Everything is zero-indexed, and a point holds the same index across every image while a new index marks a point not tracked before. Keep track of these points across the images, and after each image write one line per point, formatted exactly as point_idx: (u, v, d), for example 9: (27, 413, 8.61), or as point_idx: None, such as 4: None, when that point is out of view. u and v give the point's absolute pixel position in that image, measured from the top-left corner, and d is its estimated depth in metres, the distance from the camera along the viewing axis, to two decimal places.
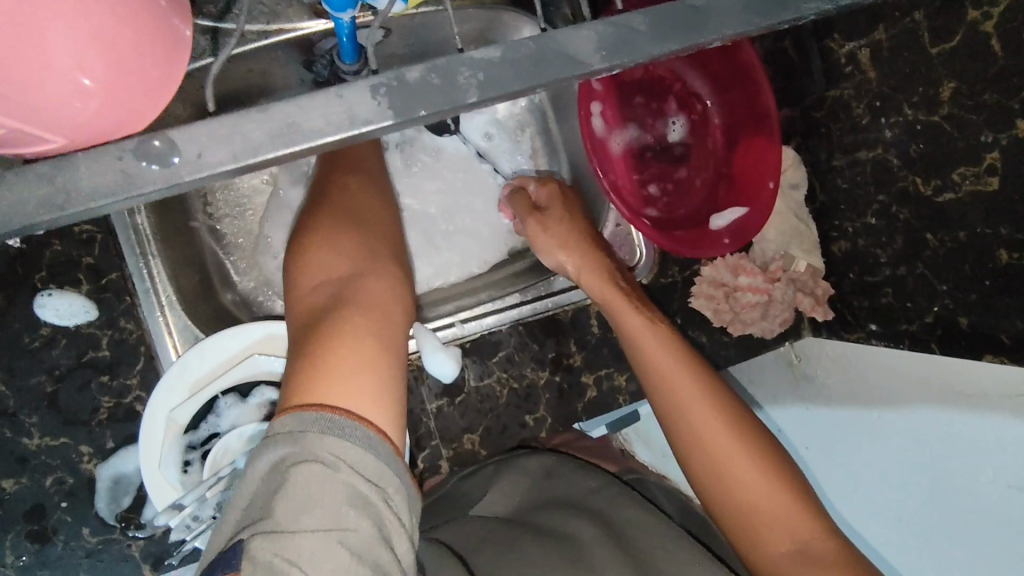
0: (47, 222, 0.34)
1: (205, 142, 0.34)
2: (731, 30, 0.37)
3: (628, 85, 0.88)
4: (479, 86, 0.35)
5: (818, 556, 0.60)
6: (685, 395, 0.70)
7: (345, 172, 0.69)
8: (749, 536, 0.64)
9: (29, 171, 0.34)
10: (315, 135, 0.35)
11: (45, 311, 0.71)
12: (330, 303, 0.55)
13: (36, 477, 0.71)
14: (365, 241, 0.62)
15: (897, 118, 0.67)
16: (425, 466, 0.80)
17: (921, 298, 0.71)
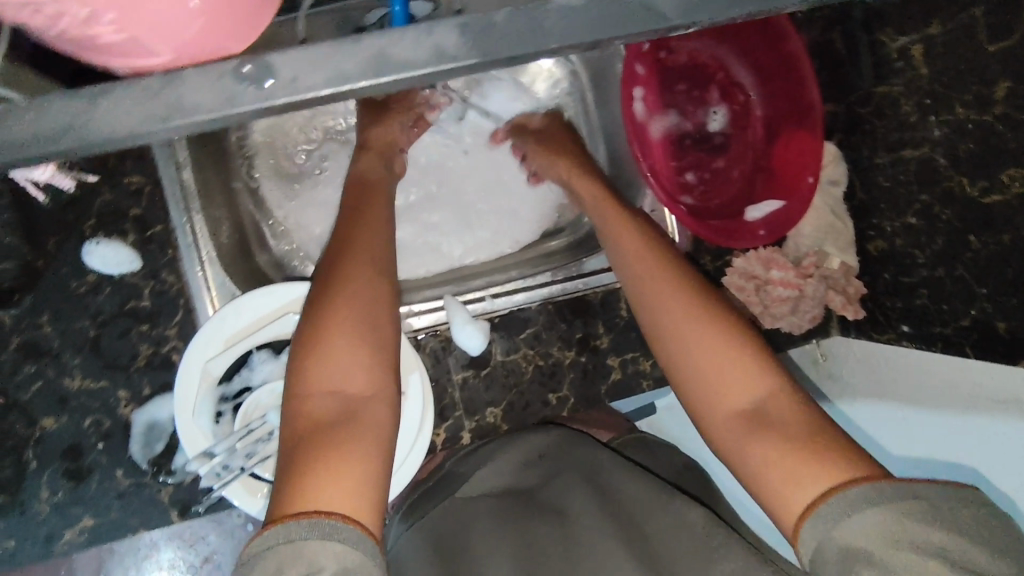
0: (147, 135, 0.32)
1: (300, 69, 0.33)
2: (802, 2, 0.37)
3: (671, 72, 0.88)
4: (558, 32, 0.33)
5: (777, 419, 0.57)
6: (662, 285, 0.68)
7: (359, 242, 0.69)
8: (716, 417, 0.60)
9: (136, 84, 0.32)
10: (400, 72, 0.33)
11: (92, 257, 0.73)
12: (334, 414, 0.57)
13: (75, 417, 0.73)
14: (377, 335, 0.63)
15: (947, 116, 0.66)
16: (447, 436, 0.81)
17: (958, 301, 0.70)
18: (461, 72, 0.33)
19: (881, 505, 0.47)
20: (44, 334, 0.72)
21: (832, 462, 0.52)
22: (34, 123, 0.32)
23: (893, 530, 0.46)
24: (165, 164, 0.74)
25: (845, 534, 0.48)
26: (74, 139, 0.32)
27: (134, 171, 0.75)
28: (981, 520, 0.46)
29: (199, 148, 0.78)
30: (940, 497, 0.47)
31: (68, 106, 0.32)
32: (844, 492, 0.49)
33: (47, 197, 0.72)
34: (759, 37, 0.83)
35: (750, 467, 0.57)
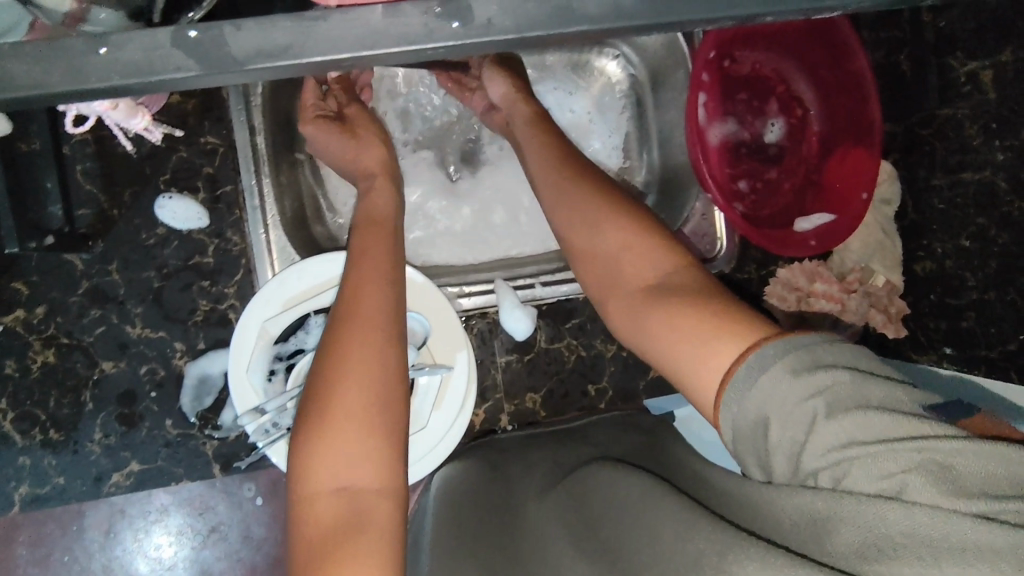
0: (353, 58, 0.33)
1: (496, 10, 0.33)
2: None
3: (734, 80, 0.89)
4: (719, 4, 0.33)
5: (679, 293, 0.53)
6: (599, 235, 0.61)
7: (365, 294, 0.59)
8: (633, 322, 0.55)
9: (354, 12, 0.32)
10: (585, 22, 0.33)
11: (163, 211, 0.75)
12: (338, 517, 0.50)
13: (132, 364, 0.75)
14: (387, 413, 0.54)
15: (1012, 142, 0.67)
16: (486, 417, 0.83)
17: (1006, 325, 0.71)
18: (638, 26, 0.33)
19: (771, 365, 0.41)
20: (112, 281, 0.75)
21: (733, 329, 0.47)
22: (254, 38, 0.32)
23: (779, 388, 0.40)
24: (240, 128, 0.76)
25: (751, 408, 0.42)
26: (291, 58, 0.32)
27: (210, 132, 0.77)
28: (858, 356, 0.41)
29: (272, 114, 0.80)
30: (824, 345, 0.41)
31: (290, 25, 0.32)
32: (759, 350, 0.43)
33: (134, 147, 0.75)
34: (825, 53, 0.84)
35: (675, 362, 0.50)
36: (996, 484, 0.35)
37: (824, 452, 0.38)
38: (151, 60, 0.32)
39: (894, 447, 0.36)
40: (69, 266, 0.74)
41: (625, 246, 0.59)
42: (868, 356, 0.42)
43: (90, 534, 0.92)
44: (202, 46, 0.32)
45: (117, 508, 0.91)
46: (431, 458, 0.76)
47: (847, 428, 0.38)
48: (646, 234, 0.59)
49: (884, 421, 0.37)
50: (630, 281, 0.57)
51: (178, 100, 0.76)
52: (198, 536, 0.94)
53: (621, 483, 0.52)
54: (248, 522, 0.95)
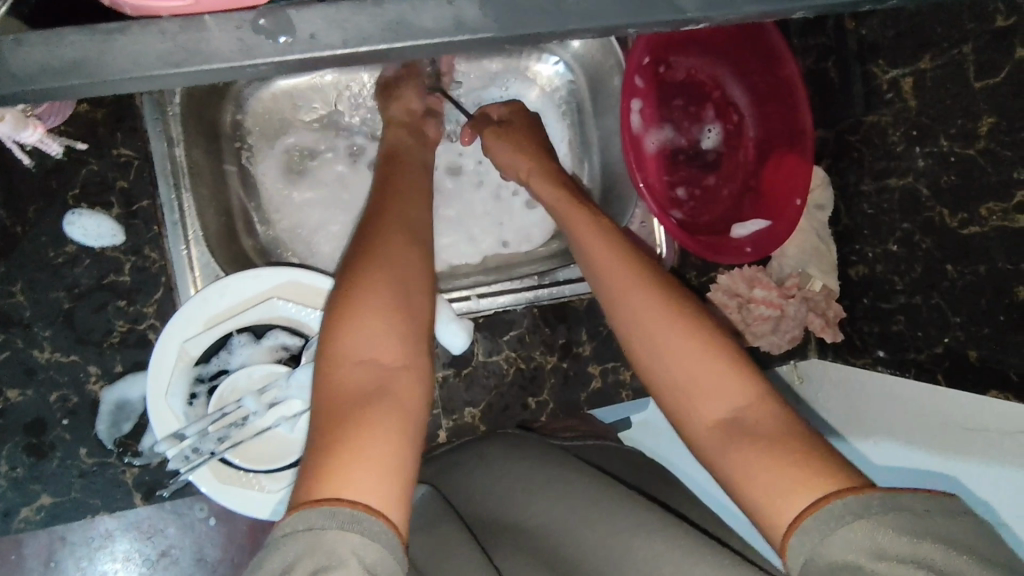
0: (166, 77, 0.32)
1: (321, 25, 0.32)
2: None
3: (670, 86, 0.89)
4: (576, 16, 0.33)
5: (758, 429, 0.52)
6: (658, 317, 0.59)
7: (389, 212, 0.66)
8: (704, 450, 0.55)
9: (155, 26, 0.32)
10: (425, 35, 0.33)
11: (73, 228, 0.71)
12: (364, 382, 0.52)
13: (41, 391, 0.71)
14: (412, 301, 0.58)
15: (932, 148, 0.68)
16: (424, 433, 0.81)
17: (933, 328, 0.72)
18: (482, 40, 0.33)
19: (869, 517, 0.42)
20: (16, 302, 0.70)
21: (817, 477, 0.47)
22: (42, 53, 0.31)
23: (877, 540, 0.42)
24: (156, 140, 0.73)
25: (839, 549, 0.43)
26: (86, 75, 0.31)
27: (124, 143, 0.73)
28: (975, 537, 0.41)
29: (190, 123, 0.76)
30: (944, 519, 0.42)
31: (84, 40, 0.31)
32: (829, 506, 0.45)
33: (32, 161, 0.71)
34: (756, 59, 0.84)
35: (747, 497, 0.51)
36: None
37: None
38: None
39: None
40: None
41: (696, 356, 0.57)
42: (989, 541, 0.42)
43: (31, 563, 0.91)
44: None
45: (58, 536, 0.91)
46: None
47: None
48: (713, 343, 0.57)
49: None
50: (695, 404, 0.56)
51: (87, 110, 0.72)
52: (147, 562, 0.93)
53: (624, 510, 0.58)
54: (200, 544, 0.95)
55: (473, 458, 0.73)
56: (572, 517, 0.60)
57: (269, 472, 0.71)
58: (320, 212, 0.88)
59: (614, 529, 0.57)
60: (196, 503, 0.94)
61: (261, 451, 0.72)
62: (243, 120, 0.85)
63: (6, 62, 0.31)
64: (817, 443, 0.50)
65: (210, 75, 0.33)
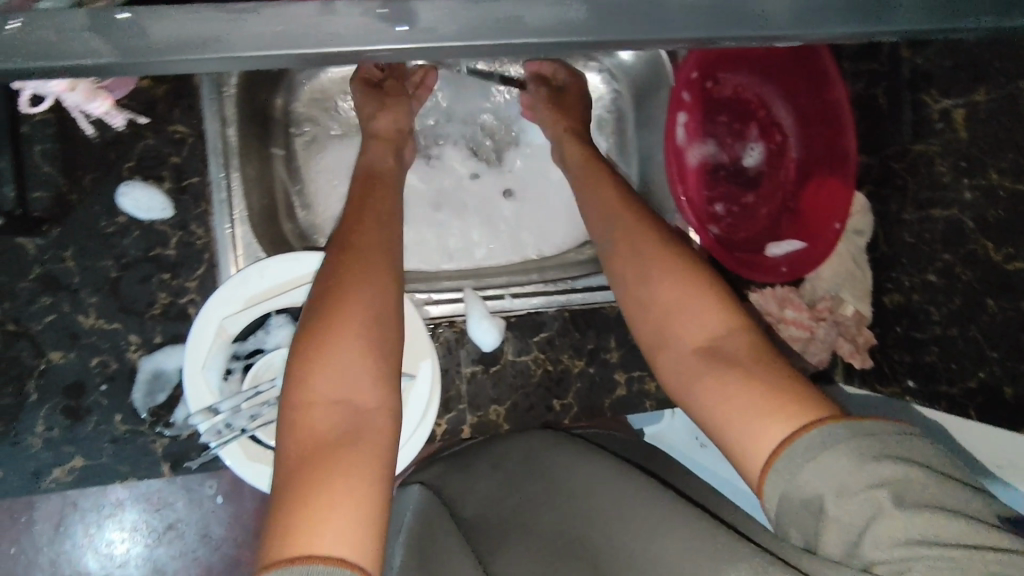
0: (288, 55, 0.33)
1: (440, 17, 0.33)
2: (913, 25, 0.35)
3: (716, 103, 0.89)
4: (676, 27, 0.34)
5: (730, 354, 0.54)
6: (647, 267, 0.63)
7: (365, 238, 0.64)
8: (679, 380, 0.57)
9: (275, 8, 0.33)
10: (532, 33, 0.33)
11: (125, 199, 0.73)
12: (336, 424, 0.52)
13: (83, 355, 0.73)
14: (384, 339, 0.58)
15: (980, 181, 0.68)
16: (448, 428, 0.82)
17: (968, 361, 0.71)
18: (582, 42, 0.34)
19: (839, 450, 0.42)
20: (65, 268, 0.72)
21: (794, 406, 0.48)
22: (181, 26, 0.32)
23: (844, 475, 0.41)
24: (211, 119, 0.74)
25: (808, 482, 0.43)
26: (219, 49, 0.32)
27: (180, 121, 0.75)
28: (934, 460, 0.42)
29: (244, 106, 0.78)
30: (899, 438, 0.42)
31: (213, 16, 0.32)
32: (795, 442, 0.45)
33: (95, 131, 0.73)
34: (804, 80, 0.85)
35: (722, 425, 0.52)
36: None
37: (888, 540, 0.38)
38: (63, 42, 0.31)
39: (965, 551, 0.36)
40: (22, 250, 0.71)
41: (679, 294, 0.60)
42: (946, 462, 0.42)
43: (41, 525, 0.93)
44: (123, 34, 0.32)
45: (70, 500, 0.93)
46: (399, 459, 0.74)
47: (914, 520, 0.38)
48: (699, 285, 0.60)
49: (958, 524, 0.37)
50: (674, 335, 0.59)
51: (148, 86, 0.74)
52: (153, 533, 0.95)
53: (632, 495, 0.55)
54: (207, 520, 0.96)
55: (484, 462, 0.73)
56: (565, 516, 0.59)
57: None
58: None
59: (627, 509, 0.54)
60: (207, 481, 0.96)
61: None
62: (291, 104, 0.86)
63: (144, 35, 0.32)
64: (795, 376, 0.51)
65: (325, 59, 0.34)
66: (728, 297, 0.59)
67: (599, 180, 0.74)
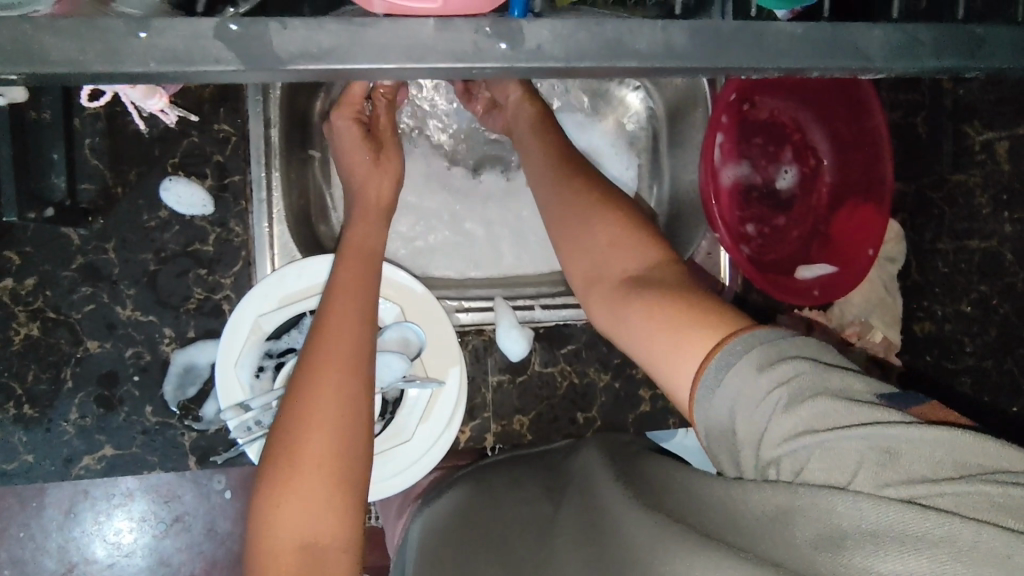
0: (396, 68, 0.33)
1: (546, 36, 0.34)
2: (1000, 63, 0.35)
3: (752, 124, 0.90)
4: (772, 57, 0.34)
5: (654, 284, 0.54)
6: (586, 228, 0.61)
7: (340, 332, 0.56)
8: (608, 315, 0.57)
9: (385, 22, 0.33)
10: (632, 56, 0.34)
11: (168, 195, 0.74)
12: (296, 569, 0.48)
13: (118, 345, 0.74)
14: (354, 459, 0.52)
15: (1022, 215, 0.68)
16: (472, 435, 0.82)
17: (1001, 395, 0.71)
18: (679, 66, 0.34)
19: (735, 365, 0.42)
20: (107, 259, 0.73)
21: (710, 325, 0.47)
22: (300, 36, 0.32)
23: (748, 383, 0.41)
24: (256, 119, 0.75)
25: (719, 407, 0.43)
26: (338, 62, 0.33)
27: (225, 120, 0.76)
28: (816, 349, 0.42)
29: (289, 109, 0.78)
30: (788, 340, 0.43)
31: (339, 30, 0.33)
32: (707, 362, 0.44)
33: (146, 127, 0.74)
34: (842, 105, 0.85)
35: (649, 359, 0.50)
36: (923, 470, 0.37)
37: (782, 440, 0.39)
38: (191, 50, 0.32)
39: (847, 436, 0.38)
40: (65, 240, 0.72)
41: (607, 237, 0.60)
42: (829, 351, 0.43)
43: (50, 512, 0.93)
44: (251, 40, 0.32)
45: (81, 489, 0.93)
46: (422, 464, 0.75)
47: (803, 417, 0.39)
48: (631, 229, 0.60)
49: (838, 408, 0.39)
50: (608, 275, 0.58)
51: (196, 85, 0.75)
52: (160, 524, 0.95)
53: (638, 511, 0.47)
54: (213, 515, 0.97)
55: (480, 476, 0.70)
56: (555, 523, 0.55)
57: None
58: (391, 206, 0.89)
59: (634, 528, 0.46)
60: (216, 475, 0.96)
61: None
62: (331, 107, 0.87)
63: (271, 46, 0.32)
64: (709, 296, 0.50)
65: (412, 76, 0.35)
66: (654, 238, 0.60)
67: (571, 180, 0.66)
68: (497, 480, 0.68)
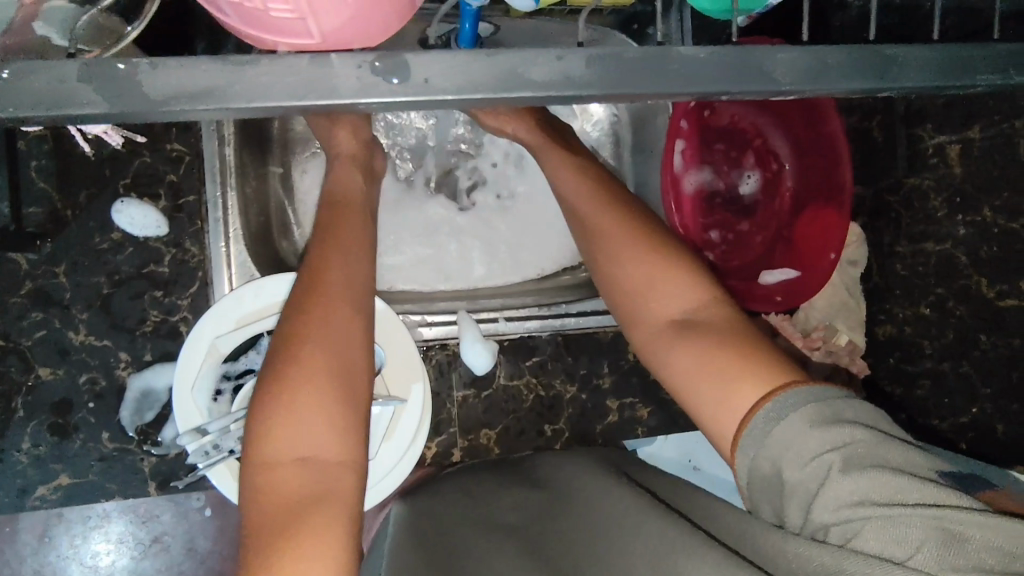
0: (285, 107, 0.33)
1: (434, 70, 0.34)
2: (911, 82, 0.36)
3: (713, 131, 0.90)
4: (677, 80, 0.35)
5: (704, 324, 0.58)
6: (600, 214, 0.66)
7: (333, 268, 0.60)
8: (649, 342, 0.60)
9: (273, 58, 0.33)
10: (534, 87, 0.34)
11: (120, 217, 0.73)
12: (297, 484, 0.52)
13: (72, 371, 0.72)
14: (351, 383, 0.56)
15: (973, 218, 0.68)
16: (439, 450, 0.82)
17: (959, 396, 0.72)
18: (588, 94, 0.34)
19: (789, 419, 0.47)
20: (58, 283, 0.72)
21: (761, 373, 0.52)
22: (180, 77, 0.33)
23: (799, 443, 0.47)
24: (208, 137, 0.73)
25: (767, 458, 0.48)
26: (216, 101, 0.33)
27: (177, 139, 0.75)
28: (876, 419, 0.48)
29: (245, 126, 0.77)
30: (844, 401, 0.48)
31: (216, 71, 0.33)
32: (758, 412, 0.49)
33: (92, 149, 0.73)
34: (801, 110, 0.85)
35: (695, 394, 0.55)
36: (986, 558, 0.40)
37: (837, 504, 0.44)
38: (58, 93, 0.32)
39: (906, 509, 0.42)
40: (14, 265, 0.71)
41: (638, 254, 0.62)
42: (886, 420, 0.48)
43: (24, 537, 0.91)
44: (124, 82, 0.32)
45: (55, 512, 0.91)
46: (383, 482, 0.74)
47: (860, 485, 0.44)
48: (664, 254, 0.62)
49: (898, 482, 0.43)
50: (648, 300, 0.61)
51: None
52: (139, 546, 0.93)
53: (643, 533, 0.53)
54: (192, 534, 0.95)
55: (487, 473, 0.75)
56: (582, 539, 0.59)
57: None
58: None
59: (641, 546, 0.52)
60: (193, 494, 0.94)
61: None
62: (290, 124, 0.85)
63: (142, 84, 0.32)
64: (760, 341, 0.55)
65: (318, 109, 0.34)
66: (689, 261, 0.62)
67: (572, 164, 0.72)
68: (511, 487, 0.71)
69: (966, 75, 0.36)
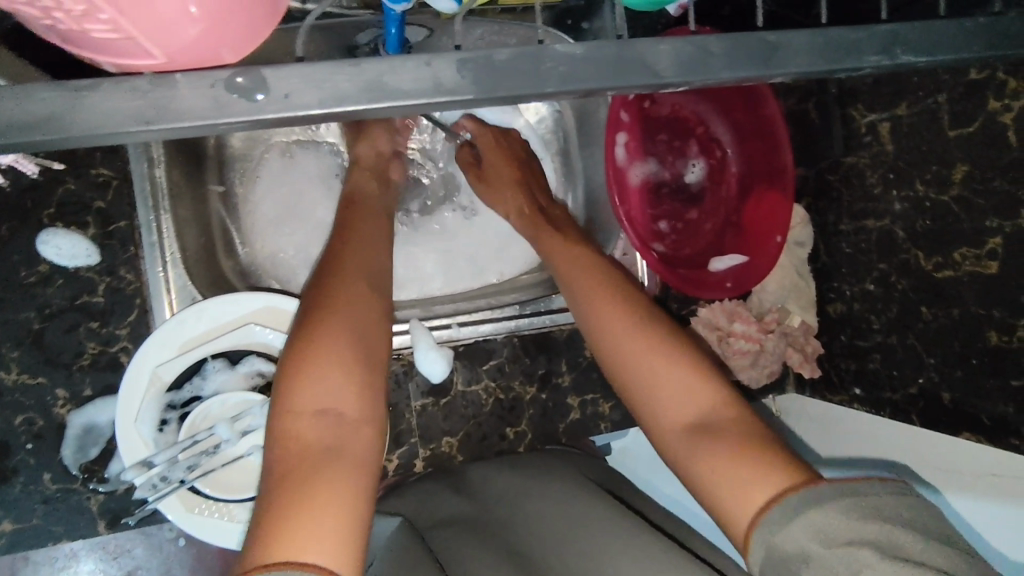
0: (141, 132, 0.32)
1: (295, 85, 0.33)
2: (800, 68, 0.36)
3: (654, 121, 0.91)
4: (559, 77, 0.35)
5: (713, 423, 0.57)
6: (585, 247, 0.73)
7: (351, 249, 0.63)
8: (660, 435, 0.60)
9: (128, 82, 0.32)
10: (424, 95, 0.34)
11: (46, 248, 0.70)
12: (319, 432, 0.51)
13: (6, 413, 0.69)
14: (371, 355, 0.56)
15: (908, 192, 0.69)
16: (400, 463, 0.80)
17: (907, 368, 0.73)
18: (470, 97, 0.34)
19: (812, 508, 0.46)
20: None
21: (772, 464, 0.52)
22: (28, 110, 0.31)
23: (827, 530, 0.45)
24: (136, 160, 0.71)
25: (791, 539, 0.46)
26: (53, 130, 0.32)
27: (103, 163, 0.72)
28: (915, 514, 0.45)
29: (176, 146, 0.75)
30: (877, 492, 0.46)
31: (63, 100, 0.31)
32: (772, 508, 0.48)
33: (7, 180, 0.69)
34: (739, 96, 0.86)
35: (709, 486, 0.55)
36: None
37: None
38: None
39: None
40: None
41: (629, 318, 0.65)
42: (925, 515, 0.45)
43: None
44: None
45: (21, 555, 0.87)
46: None
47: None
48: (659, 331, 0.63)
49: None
50: (653, 392, 0.61)
51: None
52: None
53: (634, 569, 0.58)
54: (169, 564, 0.91)
55: (465, 483, 0.74)
56: (570, 554, 0.62)
57: (240, 500, 0.70)
58: (296, 244, 0.85)
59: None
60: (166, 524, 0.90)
61: (230, 480, 0.71)
62: (227, 140, 0.83)
63: None
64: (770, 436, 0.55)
65: (178, 133, 0.33)
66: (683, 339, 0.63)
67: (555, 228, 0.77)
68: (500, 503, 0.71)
69: (854, 56, 0.36)
